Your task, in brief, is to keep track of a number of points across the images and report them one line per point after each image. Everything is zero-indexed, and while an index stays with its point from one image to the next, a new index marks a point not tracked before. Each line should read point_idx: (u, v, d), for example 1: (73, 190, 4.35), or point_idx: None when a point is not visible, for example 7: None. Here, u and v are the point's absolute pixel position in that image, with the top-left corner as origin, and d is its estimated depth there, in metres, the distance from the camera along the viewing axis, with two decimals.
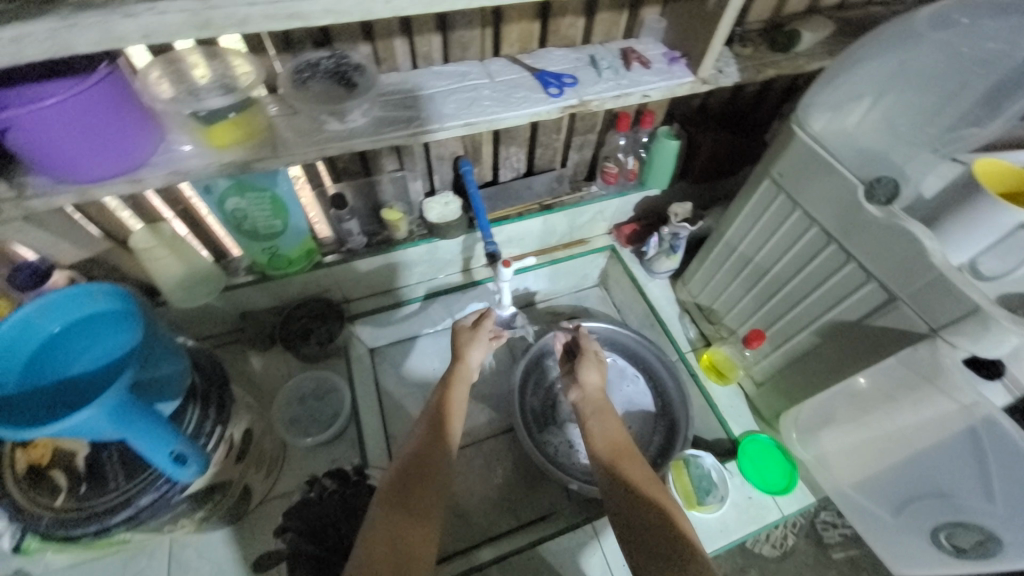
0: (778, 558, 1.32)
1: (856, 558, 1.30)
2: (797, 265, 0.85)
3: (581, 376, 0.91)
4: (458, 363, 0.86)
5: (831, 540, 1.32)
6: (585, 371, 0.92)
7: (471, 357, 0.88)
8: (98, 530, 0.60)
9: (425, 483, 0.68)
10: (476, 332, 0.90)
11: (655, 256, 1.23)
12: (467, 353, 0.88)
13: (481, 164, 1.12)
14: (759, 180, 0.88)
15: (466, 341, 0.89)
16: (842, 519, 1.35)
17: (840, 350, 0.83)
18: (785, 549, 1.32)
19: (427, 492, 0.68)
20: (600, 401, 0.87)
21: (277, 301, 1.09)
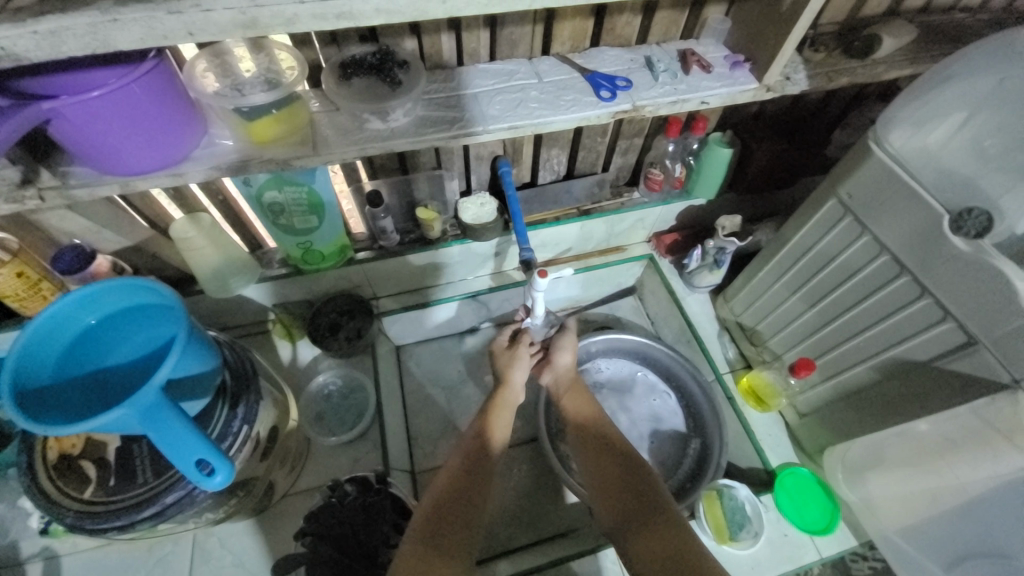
0: None
1: None
2: (861, 292, 0.78)
3: (555, 355, 0.96)
4: (504, 386, 0.90)
5: None
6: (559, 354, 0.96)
7: (515, 377, 0.91)
8: (124, 525, 0.60)
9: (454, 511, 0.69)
10: (515, 352, 0.95)
11: (697, 270, 1.16)
12: (511, 374, 0.92)
13: (520, 165, 1.08)
14: (824, 199, 0.81)
15: (506, 364, 0.94)
16: None
17: (903, 390, 0.76)
18: None
19: (461, 505, 0.70)
20: (573, 376, 0.95)
21: (308, 294, 1.08)
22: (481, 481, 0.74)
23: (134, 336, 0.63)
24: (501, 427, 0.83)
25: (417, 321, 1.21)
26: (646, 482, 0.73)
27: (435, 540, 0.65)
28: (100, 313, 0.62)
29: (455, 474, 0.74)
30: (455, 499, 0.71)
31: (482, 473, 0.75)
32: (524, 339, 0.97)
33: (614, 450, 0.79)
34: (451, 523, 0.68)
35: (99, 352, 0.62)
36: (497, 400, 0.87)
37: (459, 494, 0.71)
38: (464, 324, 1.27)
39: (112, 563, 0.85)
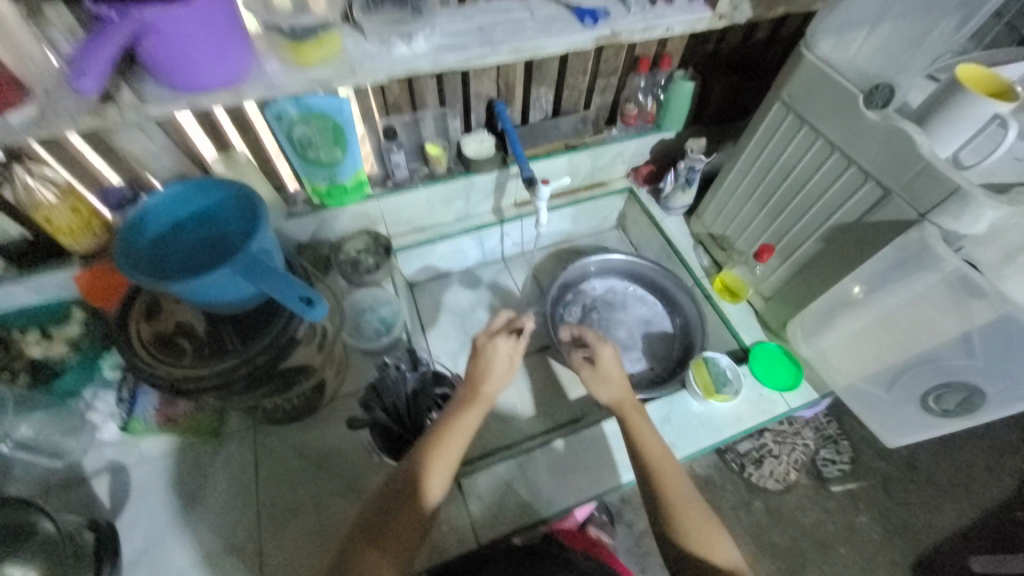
0: (781, 490, 1.57)
1: (855, 490, 1.56)
2: (806, 175, 0.96)
3: (601, 368, 0.93)
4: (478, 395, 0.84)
5: (830, 474, 1.57)
6: (595, 390, 0.93)
7: (492, 391, 0.85)
8: (221, 380, 0.70)
9: (403, 519, 0.71)
10: (490, 360, 0.86)
11: (671, 192, 1.33)
12: (488, 391, 0.85)
13: (512, 105, 1.22)
14: (771, 105, 0.98)
15: (483, 366, 0.86)
16: (841, 456, 1.59)
17: (841, 251, 0.94)
18: (788, 483, 1.56)
19: (402, 528, 0.71)
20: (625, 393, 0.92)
21: (330, 231, 1.20)
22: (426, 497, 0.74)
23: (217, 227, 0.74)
24: (455, 444, 0.78)
25: (429, 255, 1.33)
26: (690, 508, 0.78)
27: (380, 535, 0.70)
28: (191, 209, 0.73)
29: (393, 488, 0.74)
30: (397, 504, 0.72)
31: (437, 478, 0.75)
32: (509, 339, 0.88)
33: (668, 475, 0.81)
34: (393, 529, 0.71)
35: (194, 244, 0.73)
36: (462, 412, 0.82)
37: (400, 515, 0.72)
38: (469, 260, 1.41)
39: (178, 465, 0.94)
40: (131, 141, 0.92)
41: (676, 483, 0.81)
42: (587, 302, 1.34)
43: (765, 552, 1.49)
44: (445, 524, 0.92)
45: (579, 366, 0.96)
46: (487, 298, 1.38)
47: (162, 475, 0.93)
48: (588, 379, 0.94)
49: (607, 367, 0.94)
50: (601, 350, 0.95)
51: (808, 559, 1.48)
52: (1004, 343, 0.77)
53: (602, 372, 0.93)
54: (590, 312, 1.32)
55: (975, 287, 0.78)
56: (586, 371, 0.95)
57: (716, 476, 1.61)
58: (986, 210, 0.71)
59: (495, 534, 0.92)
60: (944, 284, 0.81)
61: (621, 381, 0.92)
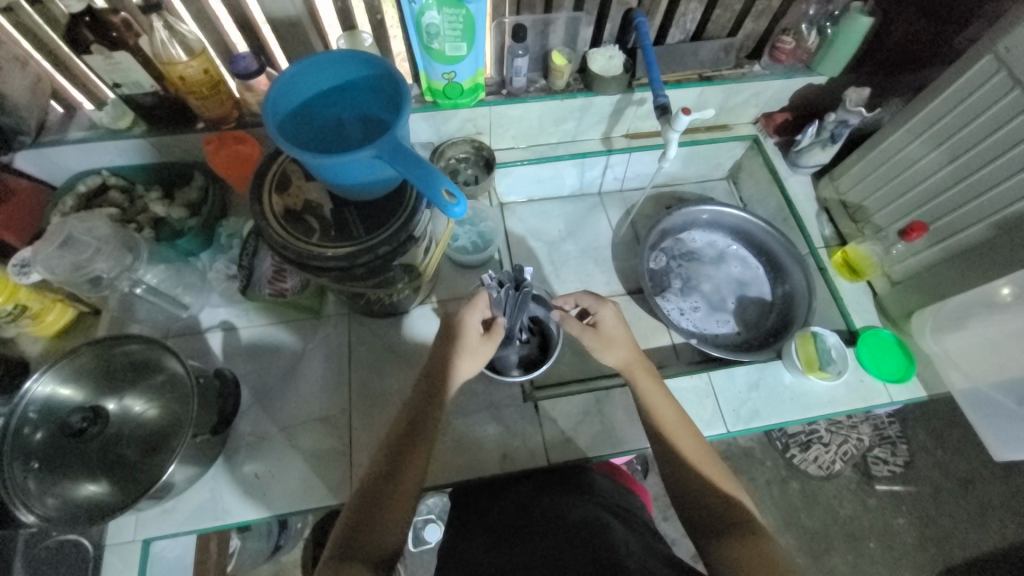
0: (823, 476, 1.53)
1: (899, 492, 1.50)
2: (1002, 146, 0.82)
3: (603, 326, 0.85)
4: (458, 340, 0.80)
5: (879, 473, 1.52)
6: (601, 356, 0.85)
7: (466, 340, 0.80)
8: (348, 262, 0.71)
9: (408, 468, 0.70)
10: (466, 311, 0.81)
11: (807, 147, 1.18)
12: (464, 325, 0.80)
13: (653, 20, 1.09)
14: (980, 55, 0.83)
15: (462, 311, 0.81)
16: (894, 458, 1.53)
17: (1016, 242, 0.82)
18: (830, 471, 1.53)
19: (401, 480, 0.69)
20: (636, 355, 0.84)
21: (434, 135, 1.16)
22: (424, 440, 0.73)
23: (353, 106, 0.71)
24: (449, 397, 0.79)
25: (527, 177, 1.27)
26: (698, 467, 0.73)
27: (381, 494, 0.67)
28: (330, 82, 0.69)
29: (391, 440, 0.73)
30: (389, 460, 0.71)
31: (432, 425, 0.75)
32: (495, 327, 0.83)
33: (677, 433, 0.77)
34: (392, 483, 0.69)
35: (327, 122, 0.71)
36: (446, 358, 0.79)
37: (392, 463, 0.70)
38: (564, 190, 1.34)
39: (276, 336, 1.00)
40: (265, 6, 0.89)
41: (691, 442, 0.76)
42: (683, 251, 1.27)
43: (790, 529, 1.49)
44: (518, 439, 0.96)
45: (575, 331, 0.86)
46: (576, 232, 1.32)
47: (264, 343, 0.99)
48: (595, 344, 0.85)
49: (609, 332, 0.85)
50: (601, 313, 0.86)
51: (834, 547, 1.46)
52: None
53: (608, 335, 0.85)
54: (684, 261, 1.26)
55: None
56: (590, 339, 0.85)
57: (757, 451, 1.59)
58: None
59: (564, 459, 0.94)
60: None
61: (629, 343, 0.84)
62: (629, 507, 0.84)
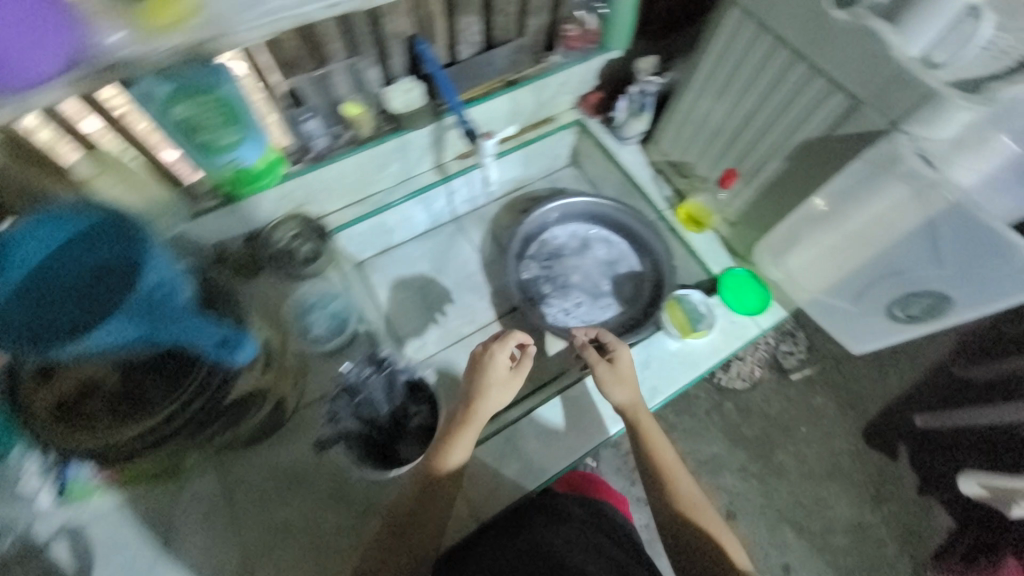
0: (749, 387, 1.62)
1: (811, 376, 1.61)
2: (770, 89, 0.88)
3: (620, 365, 0.93)
4: (474, 408, 0.82)
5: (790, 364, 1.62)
6: (612, 389, 0.91)
7: (487, 405, 0.82)
8: (151, 435, 0.75)
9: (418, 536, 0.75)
10: (488, 367, 0.83)
11: (625, 120, 1.22)
12: (481, 406, 0.82)
13: (436, 42, 1.04)
14: (727, 11, 0.88)
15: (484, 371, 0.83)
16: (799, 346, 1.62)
17: (807, 168, 0.89)
18: (755, 379, 1.62)
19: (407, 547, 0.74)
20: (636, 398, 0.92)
21: (250, 223, 1.04)
22: (427, 521, 0.76)
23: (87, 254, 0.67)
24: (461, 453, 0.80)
25: (375, 229, 1.20)
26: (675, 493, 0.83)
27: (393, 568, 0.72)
28: (52, 242, 0.65)
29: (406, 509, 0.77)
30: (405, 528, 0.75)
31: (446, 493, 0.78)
32: (525, 359, 0.85)
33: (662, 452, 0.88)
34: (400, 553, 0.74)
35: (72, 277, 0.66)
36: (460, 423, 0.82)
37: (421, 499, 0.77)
38: (418, 227, 1.28)
39: (134, 516, 0.84)
40: None
41: (683, 485, 0.85)
42: (549, 251, 1.28)
43: (737, 445, 1.57)
44: None
45: (592, 361, 0.95)
46: (444, 266, 1.28)
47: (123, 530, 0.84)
48: (608, 378, 0.93)
49: (623, 367, 0.93)
50: (619, 350, 0.95)
51: (777, 445, 1.56)
52: (969, 246, 0.72)
53: (621, 374, 0.93)
54: (554, 262, 1.27)
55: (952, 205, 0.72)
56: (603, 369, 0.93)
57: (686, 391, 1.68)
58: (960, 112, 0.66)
59: (496, 511, 0.91)
60: (914, 189, 0.75)
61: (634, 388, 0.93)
62: (608, 525, 0.86)
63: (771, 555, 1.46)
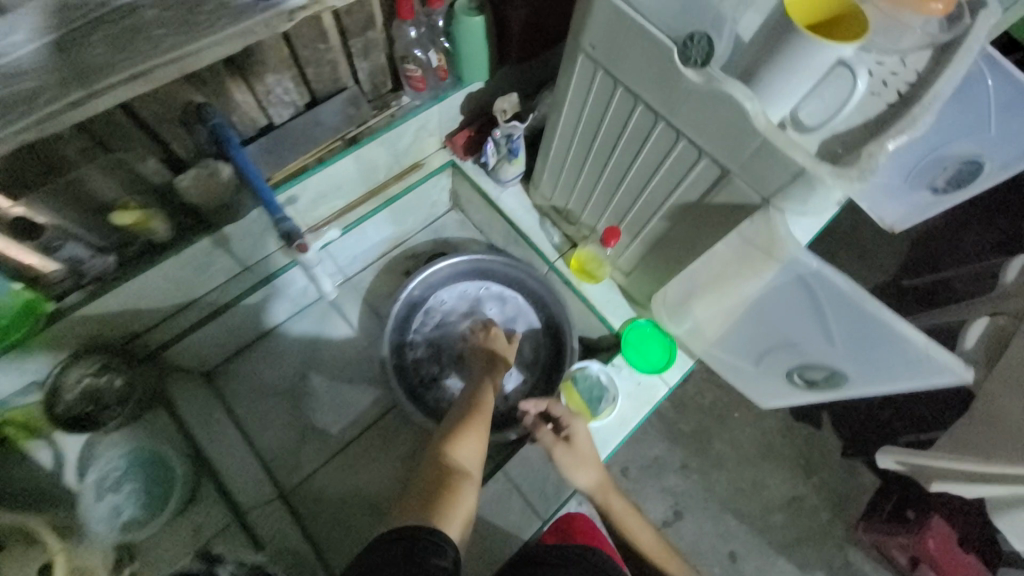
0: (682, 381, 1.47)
1: None
2: (635, 146, 0.76)
3: (577, 441, 0.86)
4: (498, 361, 0.99)
5: None
6: (573, 473, 0.84)
7: (504, 355, 1.00)
8: None
9: (463, 466, 0.76)
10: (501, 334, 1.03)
11: (498, 164, 1.08)
12: (507, 353, 1.01)
13: (236, 110, 0.82)
14: (574, 56, 0.73)
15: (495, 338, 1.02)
16: None
17: (689, 231, 0.79)
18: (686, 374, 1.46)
19: (460, 479, 0.73)
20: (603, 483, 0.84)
21: (29, 375, 0.81)
22: (472, 460, 0.77)
23: None
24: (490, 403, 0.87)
25: (216, 336, 1.00)
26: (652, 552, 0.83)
27: (434, 494, 0.69)
28: None
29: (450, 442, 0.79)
30: (454, 459, 0.76)
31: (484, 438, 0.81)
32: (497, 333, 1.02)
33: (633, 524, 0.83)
34: (450, 483, 0.72)
35: None
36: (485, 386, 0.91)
37: (453, 476, 0.73)
38: (277, 316, 1.08)
39: None
40: None
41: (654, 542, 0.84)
42: (436, 323, 1.12)
43: (677, 442, 1.40)
44: None
45: (549, 442, 0.87)
46: (317, 357, 1.09)
47: None
48: (568, 463, 0.84)
49: (581, 447, 0.86)
50: (576, 427, 0.87)
51: (713, 434, 1.41)
52: (859, 333, 0.63)
53: (580, 452, 0.85)
54: (443, 334, 1.12)
55: (833, 290, 0.61)
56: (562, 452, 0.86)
57: None
58: (835, 192, 0.56)
59: None
60: (796, 279, 0.65)
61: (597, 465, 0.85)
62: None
63: (714, 545, 1.33)
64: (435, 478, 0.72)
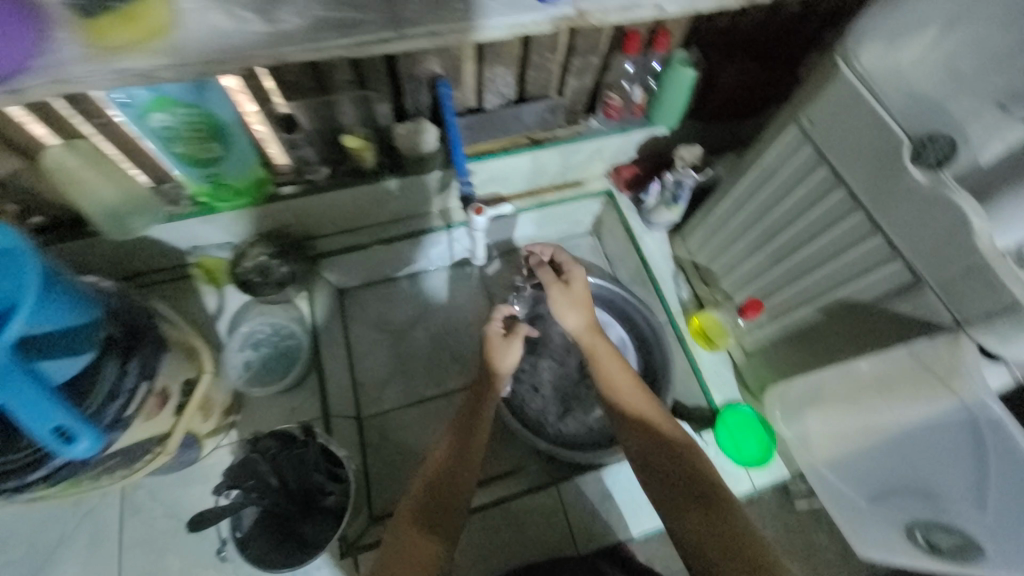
0: None
1: None
2: (815, 229, 0.75)
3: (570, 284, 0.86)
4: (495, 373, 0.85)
5: None
6: (563, 313, 0.84)
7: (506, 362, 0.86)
8: (16, 486, 0.59)
9: (450, 497, 0.70)
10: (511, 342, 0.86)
11: (654, 207, 1.10)
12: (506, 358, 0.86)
13: (462, 86, 0.95)
14: (785, 126, 0.74)
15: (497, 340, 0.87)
16: None
17: (845, 331, 0.76)
18: None
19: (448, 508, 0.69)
20: (591, 324, 0.84)
21: (228, 236, 0.99)
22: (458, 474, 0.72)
23: None
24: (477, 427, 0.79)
25: (359, 264, 1.12)
26: (674, 443, 0.71)
27: (423, 526, 0.66)
28: None
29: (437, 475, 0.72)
30: (437, 483, 0.71)
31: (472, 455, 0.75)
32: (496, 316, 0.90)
33: (624, 390, 0.77)
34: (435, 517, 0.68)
35: None
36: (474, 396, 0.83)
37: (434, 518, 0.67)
38: (410, 266, 1.19)
39: (38, 519, 0.86)
40: None
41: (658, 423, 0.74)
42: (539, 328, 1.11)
43: None
44: None
45: (547, 284, 0.87)
46: (425, 314, 1.18)
47: (22, 528, 0.85)
48: (561, 298, 0.85)
49: (577, 290, 0.86)
50: (574, 271, 0.88)
51: None
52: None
53: (561, 313, 0.85)
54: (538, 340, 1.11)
55: (1014, 444, 0.56)
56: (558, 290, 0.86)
57: None
58: None
59: None
60: (968, 422, 0.60)
61: (582, 320, 0.84)
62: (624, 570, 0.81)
63: None
64: (416, 511, 0.68)
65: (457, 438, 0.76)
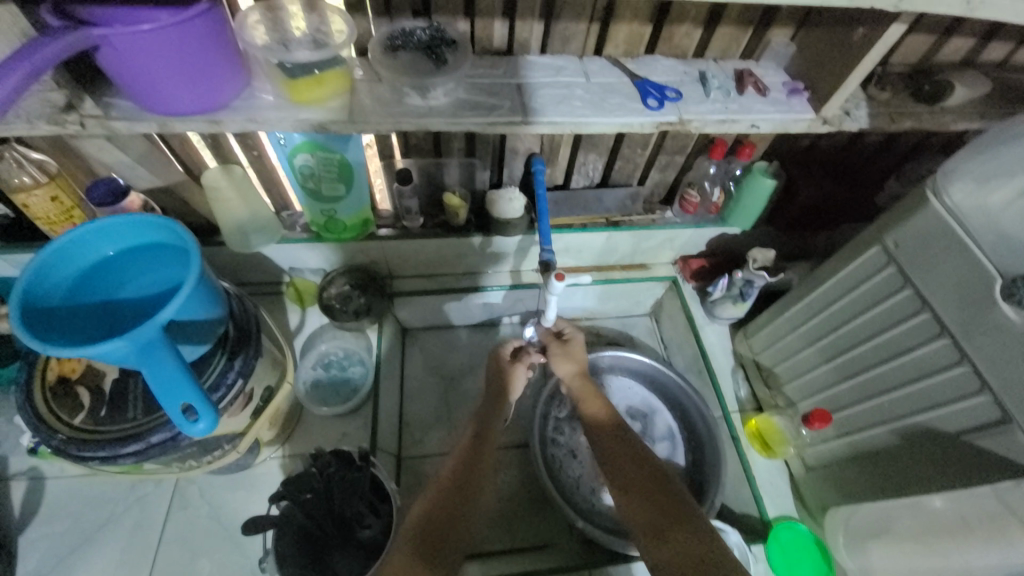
0: None
1: None
2: (895, 349, 0.75)
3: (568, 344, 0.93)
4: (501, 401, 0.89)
5: None
6: (559, 365, 0.91)
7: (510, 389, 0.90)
8: (110, 454, 0.65)
9: (449, 518, 0.73)
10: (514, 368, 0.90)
11: (720, 300, 1.12)
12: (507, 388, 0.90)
13: (555, 165, 1.05)
14: (867, 244, 0.76)
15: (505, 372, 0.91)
16: None
17: (921, 461, 0.73)
18: None
19: (449, 530, 0.72)
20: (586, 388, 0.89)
21: (323, 263, 1.09)
22: (465, 491, 0.76)
23: (162, 269, 0.67)
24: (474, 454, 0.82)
25: (427, 308, 1.19)
26: (657, 474, 0.75)
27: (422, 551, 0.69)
28: (118, 246, 0.66)
29: (438, 499, 0.75)
30: (438, 502, 0.74)
31: (472, 477, 0.78)
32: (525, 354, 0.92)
33: (608, 432, 0.82)
34: (434, 539, 0.70)
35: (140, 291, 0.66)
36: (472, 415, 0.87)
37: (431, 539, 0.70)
38: (472, 317, 1.25)
39: (95, 494, 0.91)
40: (100, 148, 0.83)
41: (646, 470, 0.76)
42: None
43: None
44: None
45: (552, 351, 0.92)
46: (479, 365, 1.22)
47: (79, 499, 0.90)
48: (561, 358, 0.91)
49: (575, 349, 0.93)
50: (571, 330, 0.95)
51: None
52: None
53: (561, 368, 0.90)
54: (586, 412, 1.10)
55: None
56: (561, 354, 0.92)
57: None
58: None
59: None
60: None
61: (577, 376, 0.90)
62: None
63: None
64: (419, 531, 0.71)
65: (461, 465, 0.79)
